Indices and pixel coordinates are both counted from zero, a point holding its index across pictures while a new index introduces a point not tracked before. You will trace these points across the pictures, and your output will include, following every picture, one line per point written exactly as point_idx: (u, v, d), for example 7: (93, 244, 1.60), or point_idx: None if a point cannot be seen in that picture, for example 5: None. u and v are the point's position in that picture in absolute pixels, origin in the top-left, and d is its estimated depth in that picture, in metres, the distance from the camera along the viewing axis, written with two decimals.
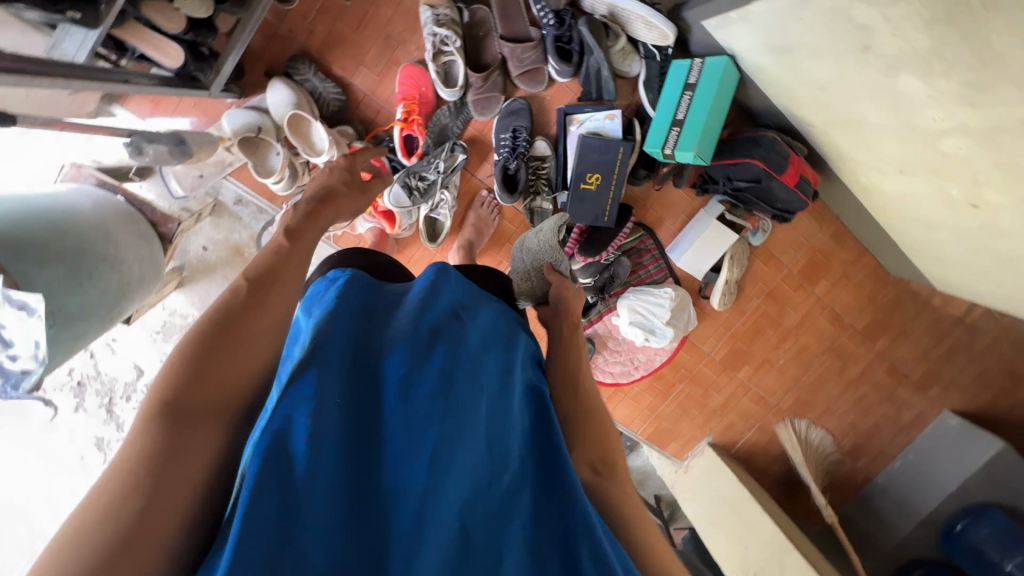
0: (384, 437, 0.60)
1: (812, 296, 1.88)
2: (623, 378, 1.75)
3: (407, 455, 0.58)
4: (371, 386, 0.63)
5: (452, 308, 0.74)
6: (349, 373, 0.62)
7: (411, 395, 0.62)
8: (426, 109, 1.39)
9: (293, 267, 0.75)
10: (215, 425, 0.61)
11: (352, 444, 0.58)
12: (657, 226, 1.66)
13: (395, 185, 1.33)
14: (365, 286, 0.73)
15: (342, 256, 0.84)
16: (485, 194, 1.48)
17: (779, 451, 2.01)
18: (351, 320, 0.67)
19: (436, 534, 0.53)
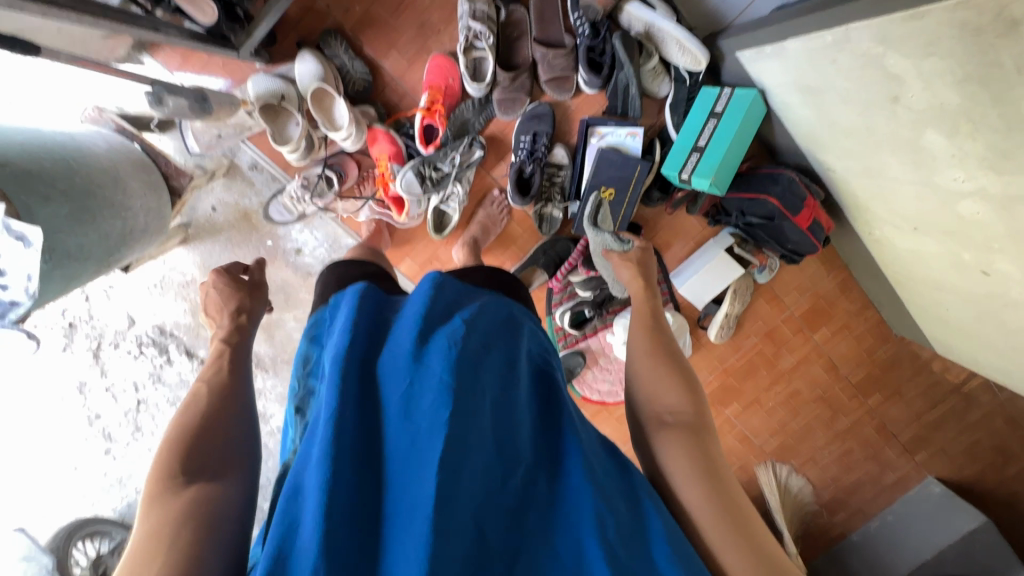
0: (393, 448, 0.57)
1: (810, 341, 1.86)
2: (610, 399, 1.66)
3: (415, 461, 0.56)
4: (377, 394, 0.61)
5: (453, 314, 0.69)
6: (354, 385, 0.60)
7: (415, 409, 0.58)
8: (451, 102, 1.39)
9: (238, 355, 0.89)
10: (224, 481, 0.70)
11: (362, 470, 0.56)
12: (665, 250, 1.65)
13: (408, 172, 1.33)
14: (367, 298, 0.71)
15: (337, 270, 0.94)
16: (497, 193, 1.48)
17: (758, 493, 1.98)
18: (352, 337, 0.64)
19: (452, 543, 0.51)
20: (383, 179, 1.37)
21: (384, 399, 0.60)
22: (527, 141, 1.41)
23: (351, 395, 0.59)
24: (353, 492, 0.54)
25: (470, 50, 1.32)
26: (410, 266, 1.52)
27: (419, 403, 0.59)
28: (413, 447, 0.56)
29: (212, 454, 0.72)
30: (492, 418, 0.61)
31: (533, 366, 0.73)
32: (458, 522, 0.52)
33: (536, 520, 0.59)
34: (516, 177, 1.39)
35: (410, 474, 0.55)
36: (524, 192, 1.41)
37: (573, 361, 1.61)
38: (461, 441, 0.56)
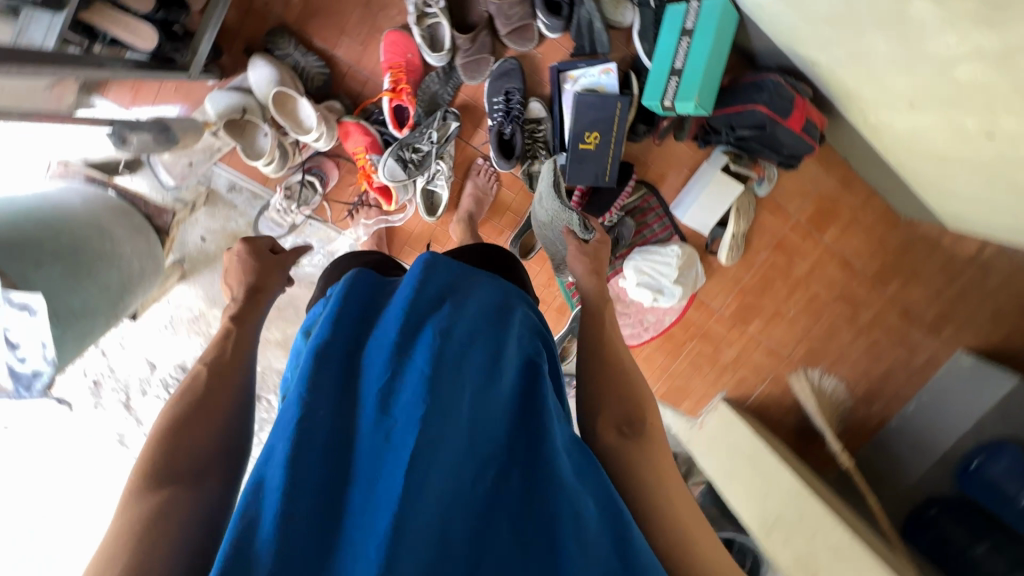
0: (366, 446, 0.58)
1: (820, 244, 1.84)
2: (634, 341, 1.77)
3: (388, 458, 0.57)
4: (357, 389, 0.62)
5: (439, 301, 0.69)
6: (331, 384, 0.61)
7: (391, 407, 0.59)
8: (413, 77, 1.33)
9: (242, 339, 0.92)
10: (196, 483, 0.75)
11: (333, 468, 0.57)
12: (661, 183, 1.62)
13: (389, 159, 1.29)
14: (356, 286, 0.71)
15: (342, 263, 0.92)
16: (481, 161, 1.45)
17: (794, 401, 2.02)
18: (331, 331, 0.64)
19: (410, 540, 0.52)
20: (364, 172, 1.33)
21: (359, 396, 0.61)
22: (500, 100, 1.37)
23: (328, 393, 0.60)
24: (322, 488, 0.56)
25: (423, 18, 1.26)
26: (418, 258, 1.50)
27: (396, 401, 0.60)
28: (384, 447, 0.57)
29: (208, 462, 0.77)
30: (471, 413, 0.62)
31: (525, 353, 0.71)
32: (419, 520, 0.54)
33: (504, 513, 0.60)
34: (497, 140, 1.35)
35: (379, 473, 0.57)
36: (509, 154, 1.37)
37: None
38: (434, 441, 0.58)
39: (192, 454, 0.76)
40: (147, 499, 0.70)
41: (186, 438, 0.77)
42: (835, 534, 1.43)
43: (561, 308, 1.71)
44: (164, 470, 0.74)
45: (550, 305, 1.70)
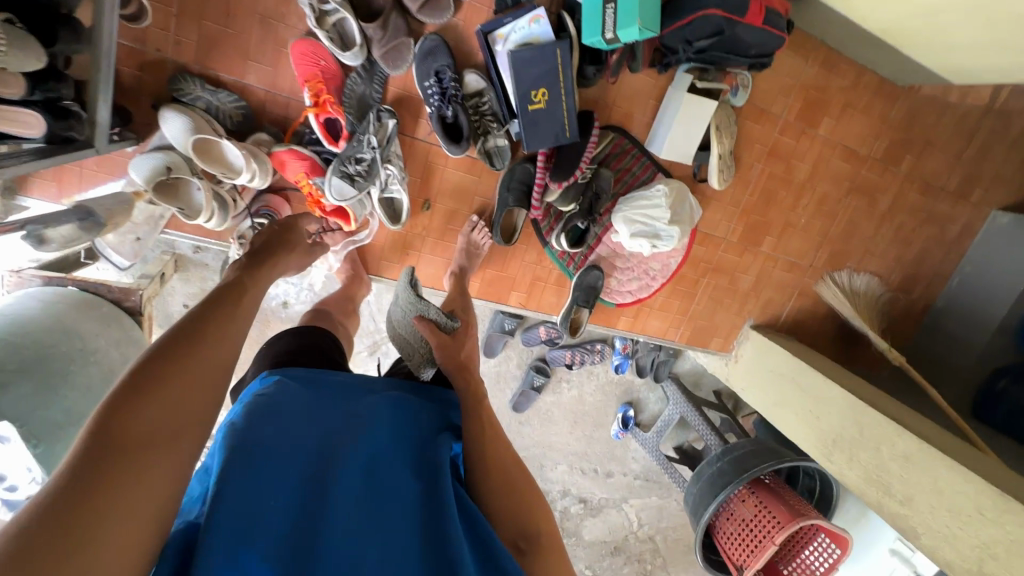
0: (317, 534, 0.70)
1: (817, 139, 1.67)
2: (644, 294, 1.67)
3: (341, 555, 0.68)
4: (317, 498, 0.73)
5: (385, 423, 0.87)
6: (291, 482, 0.73)
7: (343, 505, 0.74)
8: (333, 83, 1.22)
9: (240, 307, 0.86)
10: (168, 452, 0.63)
11: (289, 546, 0.67)
12: (629, 123, 1.49)
13: (333, 177, 1.21)
14: (311, 399, 0.86)
15: (284, 338, 1.04)
16: (474, 219, 1.45)
17: (827, 309, 1.93)
18: (295, 436, 0.78)
19: None
20: (312, 199, 1.24)
21: (316, 508, 0.72)
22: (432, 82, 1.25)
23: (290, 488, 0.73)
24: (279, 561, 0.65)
25: (325, 17, 1.13)
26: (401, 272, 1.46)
27: (353, 513, 0.74)
28: (336, 538, 0.70)
29: (187, 416, 0.68)
30: (410, 527, 0.75)
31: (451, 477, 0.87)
32: None
33: None
34: (441, 126, 1.25)
35: (329, 557, 0.68)
36: (460, 137, 1.28)
37: (591, 277, 1.56)
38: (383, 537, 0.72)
39: (155, 417, 0.64)
40: (91, 465, 0.57)
41: (166, 400, 0.66)
42: (902, 439, 1.32)
43: (560, 281, 1.62)
44: (127, 432, 0.61)
45: (548, 280, 1.61)
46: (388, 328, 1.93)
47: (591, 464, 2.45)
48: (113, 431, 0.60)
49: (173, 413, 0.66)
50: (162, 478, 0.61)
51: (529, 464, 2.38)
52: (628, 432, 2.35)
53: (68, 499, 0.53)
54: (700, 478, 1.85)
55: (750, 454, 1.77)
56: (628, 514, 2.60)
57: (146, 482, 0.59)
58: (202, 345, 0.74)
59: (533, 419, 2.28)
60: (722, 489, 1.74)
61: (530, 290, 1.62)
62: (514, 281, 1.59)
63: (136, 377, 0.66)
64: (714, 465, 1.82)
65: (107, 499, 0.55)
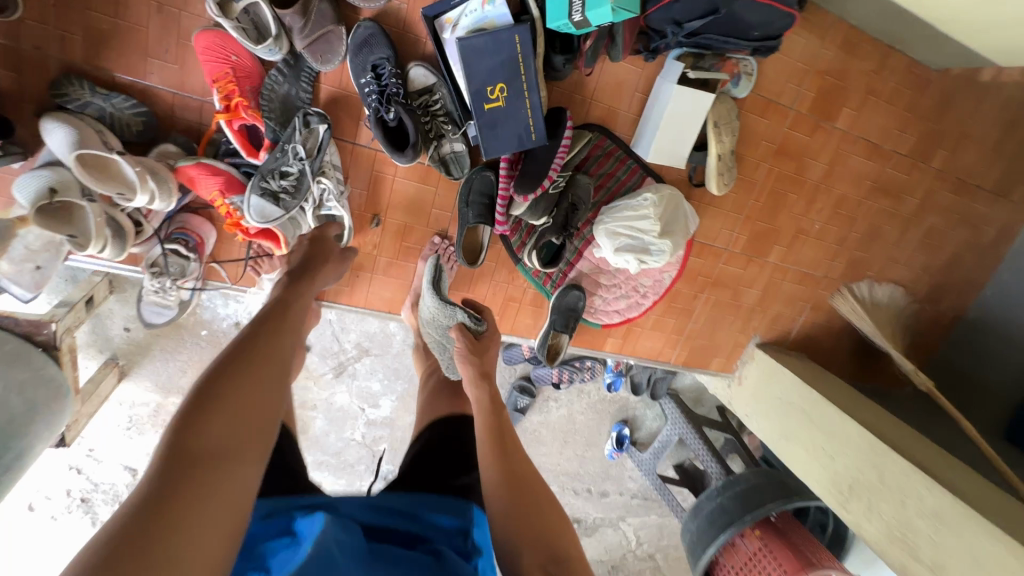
0: None
1: (834, 133, 1.44)
2: (633, 313, 1.47)
3: None
4: None
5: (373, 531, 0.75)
6: None
7: None
8: (249, 83, 1.02)
9: (292, 315, 0.92)
10: (232, 461, 0.68)
11: None
12: (611, 120, 1.28)
13: (251, 196, 1.02)
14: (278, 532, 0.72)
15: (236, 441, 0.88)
16: (437, 240, 1.28)
17: (842, 323, 1.72)
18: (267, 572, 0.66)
19: None
20: (232, 220, 1.05)
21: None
22: (370, 78, 1.06)
23: None
24: None
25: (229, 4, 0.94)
26: (383, 298, 1.32)
27: None
28: None
29: (244, 424, 0.73)
30: None
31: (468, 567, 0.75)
32: None
33: None
34: (382, 131, 1.06)
35: None
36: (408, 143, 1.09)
37: (571, 298, 1.36)
38: None
39: (217, 435, 0.69)
40: (170, 473, 0.63)
41: (223, 424, 0.71)
42: (931, 495, 1.12)
43: (537, 301, 1.43)
44: (190, 456, 0.66)
45: (522, 300, 1.42)
46: (354, 348, 1.78)
47: (584, 484, 2.28)
48: (179, 456, 0.65)
49: (231, 435, 0.71)
50: (228, 486, 0.65)
51: None
52: (623, 452, 2.18)
53: (139, 521, 0.58)
54: (699, 513, 1.65)
55: (755, 485, 1.58)
56: (626, 533, 2.44)
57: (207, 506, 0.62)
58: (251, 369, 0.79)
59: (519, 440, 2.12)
60: (724, 529, 1.55)
61: (502, 312, 1.43)
62: (483, 302, 1.40)
63: (191, 408, 0.71)
64: (714, 500, 1.62)
65: (184, 507, 0.61)
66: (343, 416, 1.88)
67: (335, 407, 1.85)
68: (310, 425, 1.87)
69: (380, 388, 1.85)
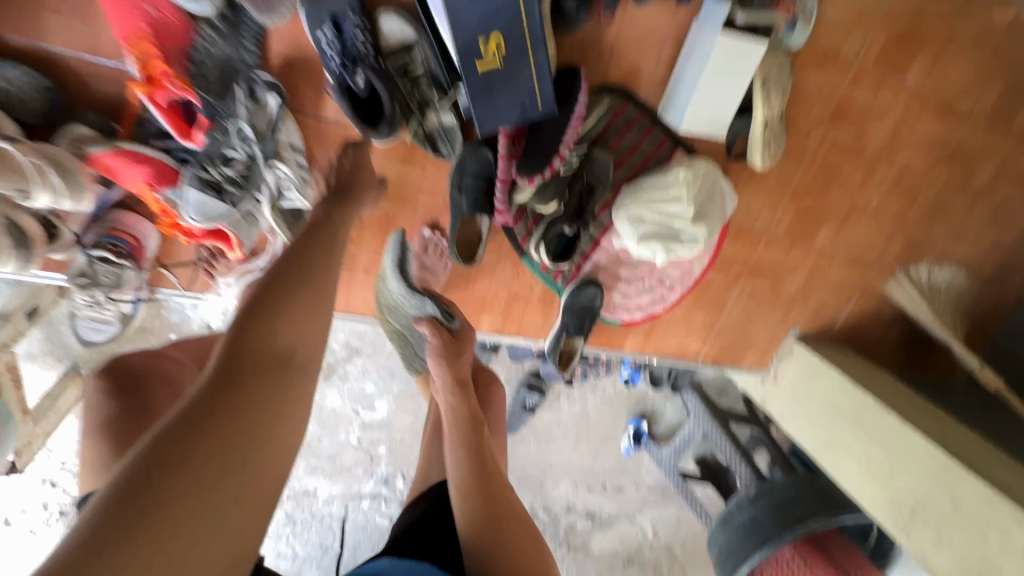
0: None
1: (902, 91, 1.19)
2: (657, 309, 1.27)
3: None
4: None
5: None
6: None
7: None
8: (175, 43, 0.79)
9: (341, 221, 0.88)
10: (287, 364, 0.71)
11: None
12: (634, 81, 1.05)
13: (190, 189, 0.82)
14: None
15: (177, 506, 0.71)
16: (429, 234, 1.07)
17: (893, 312, 1.51)
18: None
19: None
20: (168, 220, 0.86)
21: None
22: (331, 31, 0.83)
23: None
24: None
25: None
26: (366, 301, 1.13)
27: None
28: None
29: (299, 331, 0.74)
30: None
31: None
32: None
33: None
34: (348, 100, 0.84)
35: None
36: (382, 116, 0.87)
37: (586, 295, 1.16)
38: None
39: (278, 337, 0.72)
40: (237, 363, 0.68)
41: (295, 321, 0.75)
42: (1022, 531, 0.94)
43: (546, 298, 1.23)
44: (266, 347, 0.71)
45: (529, 298, 1.22)
46: (344, 348, 1.62)
47: (599, 480, 2.12)
48: (252, 347, 0.70)
49: (301, 334, 0.75)
50: (284, 383, 0.69)
51: (528, 483, 2.06)
52: (641, 447, 2.02)
53: (216, 392, 0.64)
54: (729, 526, 1.48)
55: (794, 497, 1.41)
56: (645, 527, 2.22)
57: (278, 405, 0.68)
58: (319, 269, 0.81)
59: (529, 437, 1.97)
60: (761, 545, 1.38)
61: (506, 312, 1.23)
62: (483, 302, 1.21)
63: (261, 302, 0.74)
64: (746, 512, 1.45)
65: (246, 394, 0.65)
66: (336, 419, 1.72)
67: (327, 410, 1.69)
68: None
69: (374, 389, 1.69)
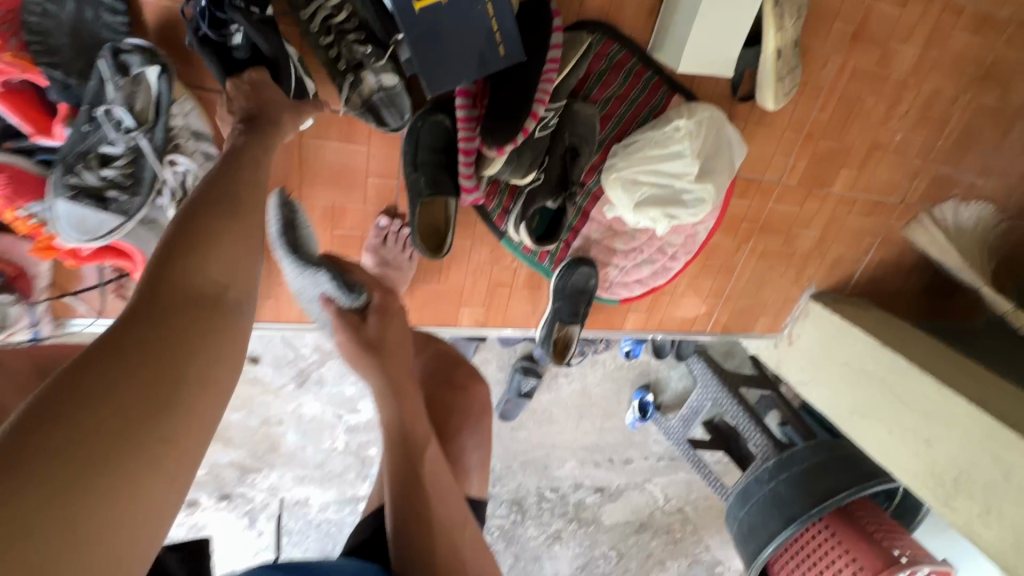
0: None
1: (933, 1, 1.00)
2: (660, 282, 1.11)
3: None
4: None
5: None
6: None
7: None
8: (5, 7, 0.61)
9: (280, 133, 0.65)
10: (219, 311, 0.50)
11: None
12: (619, 13, 0.85)
13: (59, 203, 0.64)
14: None
15: None
16: (383, 223, 0.91)
17: (916, 258, 1.37)
18: None
19: None
20: (40, 243, 0.68)
21: None
22: None
23: None
24: None
25: None
26: None
27: None
28: None
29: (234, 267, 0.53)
30: None
31: None
32: None
33: None
34: (215, 57, 0.66)
35: None
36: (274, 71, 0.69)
37: (578, 276, 1.00)
38: None
39: (206, 274, 0.50)
40: (143, 312, 0.46)
41: (228, 258, 0.53)
42: None
43: (532, 282, 1.07)
44: (189, 287, 0.49)
45: (514, 284, 1.06)
46: (314, 352, 1.47)
47: (605, 454, 2.02)
48: (169, 288, 0.48)
49: (239, 274, 0.54)
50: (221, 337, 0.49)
51: (531, 467, 1.96)
52: (647, 419, 1.91)
53: (117, 350, 0.43)
54: (749, 500, 1.37)
55: (815, 468, 1.31)
56: (654, 493, 2.15)
57: (212, 371, 0.47)
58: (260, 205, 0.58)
59: (528, 421, 1.86)
60: (787, 522, 1.28)
61: (488, 303, 1.07)
62: (461, 293, 1.04)
63: (181, 230, 0.52)
64: (766, 486, 1.35)
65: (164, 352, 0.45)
66: (318, 427, 1.58)
67: (306, 419, 1.55)
68: (280, 441, 1.57)
69: (355, 391, 1.55)
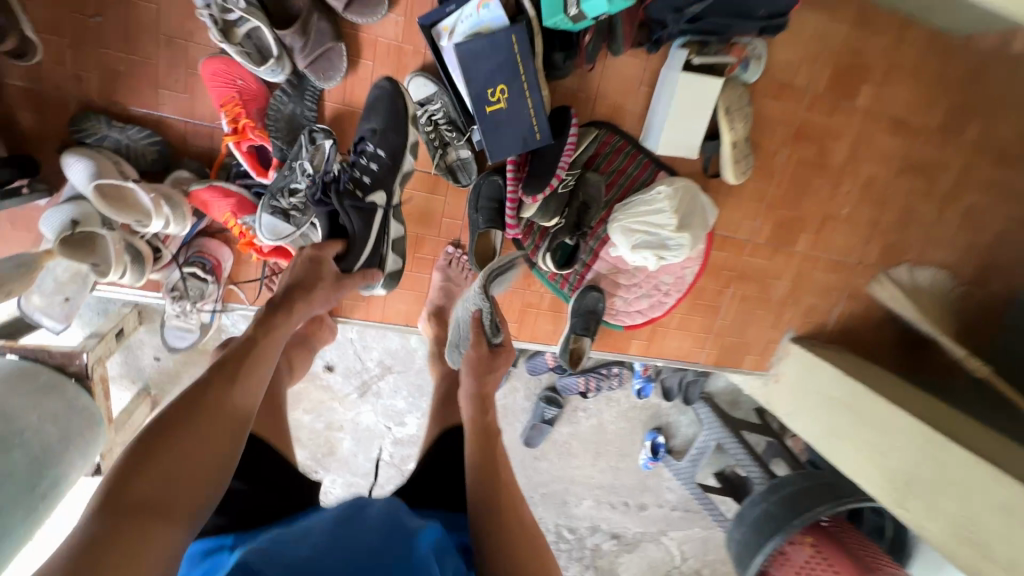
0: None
1: (856, 113, 1.37)
2: (657, 312, 1.42)
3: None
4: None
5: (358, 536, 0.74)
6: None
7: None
8: (256, 105, 1.05)
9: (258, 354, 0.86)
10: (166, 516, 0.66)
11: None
12: (620, 115, 1.26)
13: (264, 216, 1.04)
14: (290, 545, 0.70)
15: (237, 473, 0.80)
16: (451, 249, 1.28)
17: (884, 313, 1.62)
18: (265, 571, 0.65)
19: None
20: (245, 240, 1.08)
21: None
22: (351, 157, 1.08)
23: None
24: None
25: (232, 28, 0.96)
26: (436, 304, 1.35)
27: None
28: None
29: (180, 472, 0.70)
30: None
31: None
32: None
33: None
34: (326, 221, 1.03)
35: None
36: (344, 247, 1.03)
37: (590, 299, 1.33)
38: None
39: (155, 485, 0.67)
40: (102, 523, 0.62)
41: (175, 462, 0.70)
42: (1000, 489, 1.03)
43: (555, 305, 1.40)
44: (135, 495, 0.65)
45: (540, 306, 1.39)
46: (377, 366, 1.80)
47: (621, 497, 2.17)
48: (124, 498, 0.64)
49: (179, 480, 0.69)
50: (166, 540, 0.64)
51: (551, 502, 2.13)
52: (659, 461, 2.08)
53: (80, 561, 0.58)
54: (744, 520, 1.54)
55: (802, 492, 1.47)
56: (669, 545, 2.23)
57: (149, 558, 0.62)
58: (219, 414, 0.76)
59: (549, 453, 2.07)
60: (773, 536, 1.44)
61: (520, 319, 1.40)
62: (500, 310, 1.38)
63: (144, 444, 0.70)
64: (759, 506, 1.52)
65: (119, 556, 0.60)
66: (370, 436, 1.86)
67: (362, 427, 1.84)
68: (337, 446, 1.86)
69: (405, 405, 1.84)
